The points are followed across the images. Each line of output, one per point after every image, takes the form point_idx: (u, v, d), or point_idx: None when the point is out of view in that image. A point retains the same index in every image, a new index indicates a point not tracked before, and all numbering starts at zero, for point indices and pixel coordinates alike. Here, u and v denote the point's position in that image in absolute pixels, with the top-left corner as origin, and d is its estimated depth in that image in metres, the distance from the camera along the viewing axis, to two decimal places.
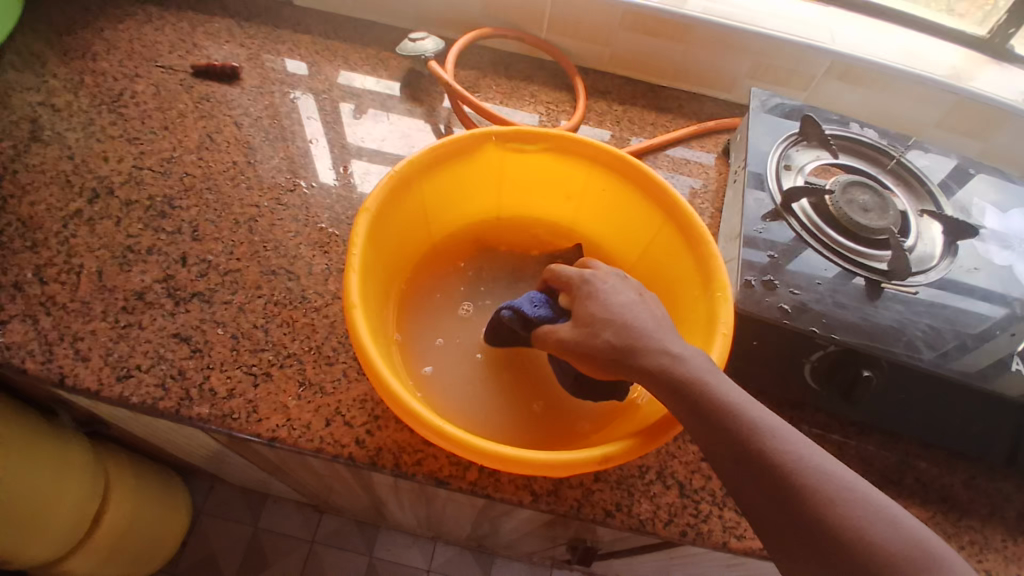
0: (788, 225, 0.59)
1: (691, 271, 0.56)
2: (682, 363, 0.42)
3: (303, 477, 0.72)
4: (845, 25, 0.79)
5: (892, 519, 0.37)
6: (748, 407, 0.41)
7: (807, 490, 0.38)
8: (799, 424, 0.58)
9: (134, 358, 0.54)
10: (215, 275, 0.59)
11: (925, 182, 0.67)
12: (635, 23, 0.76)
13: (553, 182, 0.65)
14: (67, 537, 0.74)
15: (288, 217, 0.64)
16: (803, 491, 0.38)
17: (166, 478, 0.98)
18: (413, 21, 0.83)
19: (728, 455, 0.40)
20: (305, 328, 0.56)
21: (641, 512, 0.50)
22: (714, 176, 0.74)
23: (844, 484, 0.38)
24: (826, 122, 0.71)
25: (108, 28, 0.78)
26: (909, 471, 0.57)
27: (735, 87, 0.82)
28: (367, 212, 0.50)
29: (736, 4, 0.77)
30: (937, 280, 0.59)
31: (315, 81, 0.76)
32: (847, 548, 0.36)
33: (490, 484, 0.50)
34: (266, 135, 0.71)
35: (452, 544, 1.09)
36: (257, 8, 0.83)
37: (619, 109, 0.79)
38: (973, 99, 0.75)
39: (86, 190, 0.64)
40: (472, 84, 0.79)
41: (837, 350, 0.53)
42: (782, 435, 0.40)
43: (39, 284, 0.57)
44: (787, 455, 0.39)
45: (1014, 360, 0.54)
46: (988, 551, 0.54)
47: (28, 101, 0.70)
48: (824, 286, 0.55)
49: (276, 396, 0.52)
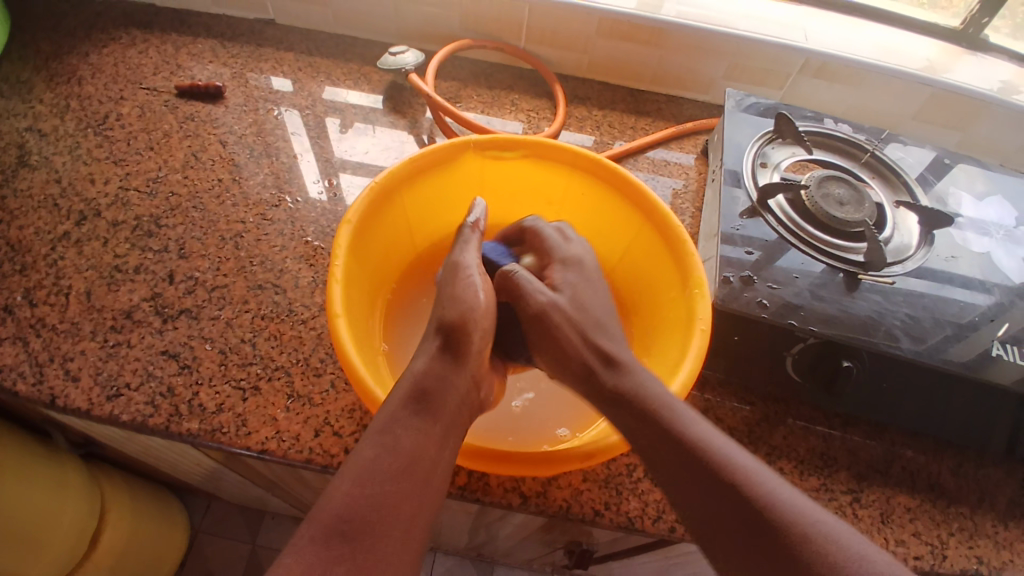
0: (765, 221, 0.60)
1: (671, 271, 0.57)
2: (649, 388, 0.46)
3: (298, 490, 0.73)
4: (819, 24, 0.81)
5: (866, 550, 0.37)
6: (712, 436, 0.43)
7: (774, 517, 0.38)
8: (785, 417, 0.59)
9: (124, 377, 0.54)
10: (202, 291, 0.60)
11: (900, 174, 0.68)
12: (612, 30, 0.78)
13: (533, 187, 0.66)
14: (66, 558, 0.74)
15: (274, 232, 0.65)
16: (772, 519, 0.38)
17: (164, 498, 0.98)
18: (394, 36, 0.84)
19: (695, 480, 0.41)
20: (292, 341, 0.57)
21: (630, 510, 0.51)
22: (694, 176, 0.75)
23: (814, 516, 0.39)
24: (801, 119, 0.72)
25: (93, 52, 0.79)
26: (896, 460, 0.57)
27: (712, 88, 0.83)
28: (348, 223, 0.51)
29: (710, 7, 0.79)
30: (915, 270, 0.60)
31: (298, 98, 0.77)
32: (816, 575, 0.36)
33: (480, 488, 0.51)
34: (251, 152, 0.72)
35: (452, 554, 1.09)
36: (240, 27, 0.85)
37: (600, 114, 0.81)
38: (947, 91, 0.77)
39: (74, 212, 0.65)
40: (453, 95, 0.80)
41: (817, 342, 0.53)
42: (750, 466, 0.41)
43: (29, 306, 0.57)
44: (752, 484, 0.40)
45: (995, 346, 0.55)
46: (978, 538, 0.54)
47: (15, 126, 0.71)
48: (803, 280, 0.56)
49: (265, 409, 0.53)
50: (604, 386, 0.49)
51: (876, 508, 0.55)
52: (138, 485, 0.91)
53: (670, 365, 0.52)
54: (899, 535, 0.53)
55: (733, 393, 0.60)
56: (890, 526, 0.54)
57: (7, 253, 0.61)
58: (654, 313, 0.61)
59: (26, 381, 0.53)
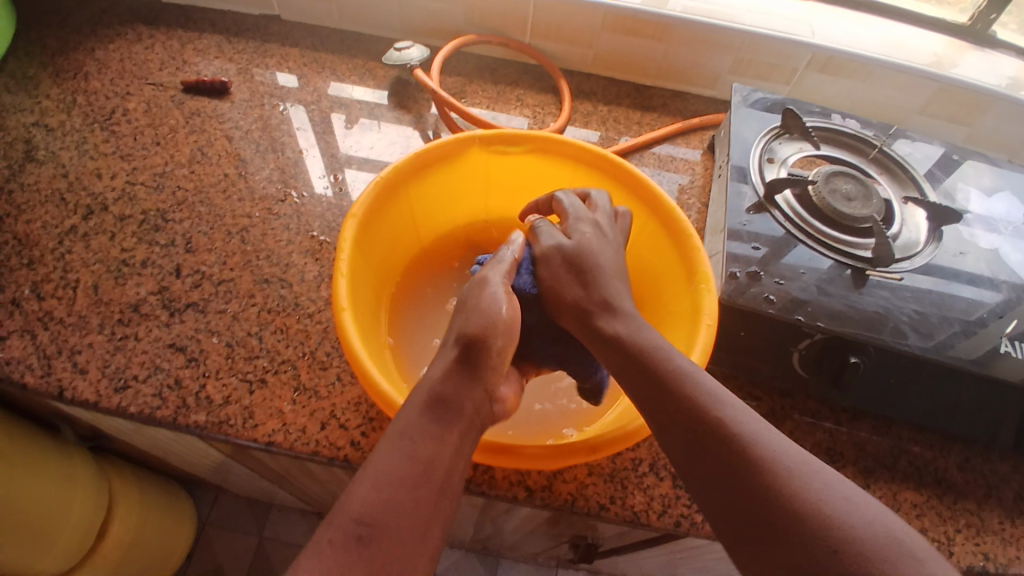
0: (771, 217, 0.60)
1: (676, 265, 0.56)
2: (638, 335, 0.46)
3: (304, 484, 0.73)
4: (826, 19, 0.81)
5: (848, 496, 0.35)
6: (701, 377, 0.42)
7: (752, 456, 0.37)
8: (791, 413, 0.58)
9: (131, 370, 0.54)
10: (209, 285, 0.60)
11: (908, 169, 0.68)
12: (617, 25, 0.77)
13: (538, 182, 0.66)
14: (73, 550, 0.74)
15: (280, 226, 0.65)
16: (751, 459, 0.37)
17: (170, 492, 0.99)
18: (399, 32, 0.84)
19: (683, 427, 0.40)
20: (299, 335, 0.57)
21: (635, 504, 0.51)
22: (700, 172, 0.75)
23: (798, 459, 0.37)
24: (808, 114, 0.71)
25: (100, 48, 0.80)
26: (903, 456, 0.57)
27: (718, 83, 0.83)
28: (354, 217, 0.51)
29: (716, 2, 0.78)
30: (923, 266, 0.60)
31: (304, 93, 0.78)
32: (792, 517, 0.35)
33: (485, 481, 0.51)
34: (256, 147, 0.72)
35: (456, 549, 1.09)
36: (245, 23, 0.85)
37: (605, 109, 0.81)
38: (955, 86, 0.76)
39: (81, 207, 0.65)
40: (458, 91, 0.80)
41: (824, 337, 0.53)
42: (742, 416, 0.40)
43: (37, 299, 0.58)
44: (733, 423, 0.39)
45: (1003, 342, 0.54)
46: (985, 533, 0.54)
47: (23, 122, 0.72)
48: (809, 275, 0.56)
49: (272, 402, 0.53)
50: (601, 332, 0.48)
51: (883, 503, 0.54)
52: (144, 479, 0.92)
53: None
54: None
55: (739, 388, 0.60)
56: None
57: (15, 247, 0.61)
58: (659, 308, 0.61)
59: (34, 374, 0.54)
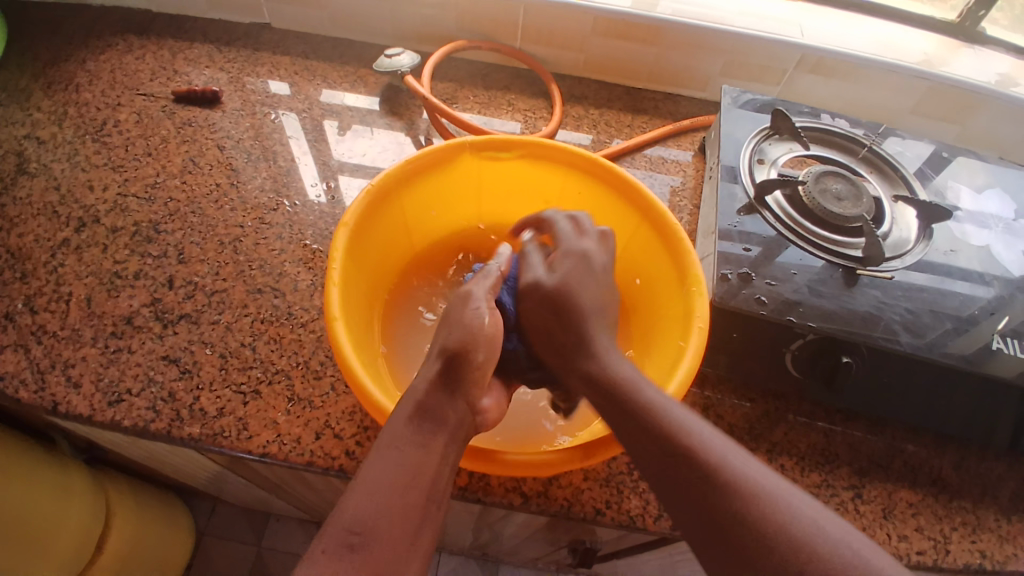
0: (762, 218, 0.60)
1: (668, 268, 0.57)
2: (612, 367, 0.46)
3: (301, 493, 0.73)
4: (816, 19, 0.81)
5: (819, 521, 0.36)
6: (670, 406, 0.42)
7: (725, 484, 0.37)
8: (785, 414, 0.59)
9: (125, 382, 0.54)
10: (202, 296, 0.60)
11: (898, 168, 0.68)
12: (607, 28, 0.77)
13: (530, 187, 0.66)
14: (71, 563, 0.74)
15: (273, 235, 0.65)
16: (723, 487, 0.37)
17: (168, 502, 0.98)
18: (390, 38, 0.84)
19: (656, 459, 0.40)
20: (292, 344, 0.57)
21: (631, 508, 0.51)
22: (692, 174, 0.75)
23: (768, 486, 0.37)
24: (798, 115, 0.72)
25: (90, 59, 0.80)
26: (897, 456, 0.57)
27: (709, 85, 0.83)
28: (345, 226, 0.51)
29: (705, 4, 0.79)
30: (914, 265, 0.60)
31: (296, 101, 0.78)
32: (765, 544, 0.35)
33: (481, 488, 0.51)
34: (249, 156, 0.72)
35: (456, 554, 1.09)
36: (236, 32, 0.85)
37: (596, 113, 0.81)
38: (944, 84, 0.76)
39: (73, 219, 0.65)
40: (450, 96, 0.80)
41: (816, 338, 0.53)
42: (726, 453, 0.39)
43: (30, 313, 0.58)
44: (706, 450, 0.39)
45: (996, 340, 0.54)
46: (980, 531, 0.54)
47: (14, 134, 0.71)
48: (800, 276, 0.56)
49: (266, 413, 0.53)
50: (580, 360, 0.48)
51: (879, 503, 0.55)
52: (141, 490, 0.92)
53: (669, 364, 0.52)
54: (901, 530, 0.53)
55: (734, 390, 0.60)
56: (892, 521, 0.54)
57: (7, 261, 0.61)
58: (652, 311, 0.61)
59: (28, 389, 0.53)
